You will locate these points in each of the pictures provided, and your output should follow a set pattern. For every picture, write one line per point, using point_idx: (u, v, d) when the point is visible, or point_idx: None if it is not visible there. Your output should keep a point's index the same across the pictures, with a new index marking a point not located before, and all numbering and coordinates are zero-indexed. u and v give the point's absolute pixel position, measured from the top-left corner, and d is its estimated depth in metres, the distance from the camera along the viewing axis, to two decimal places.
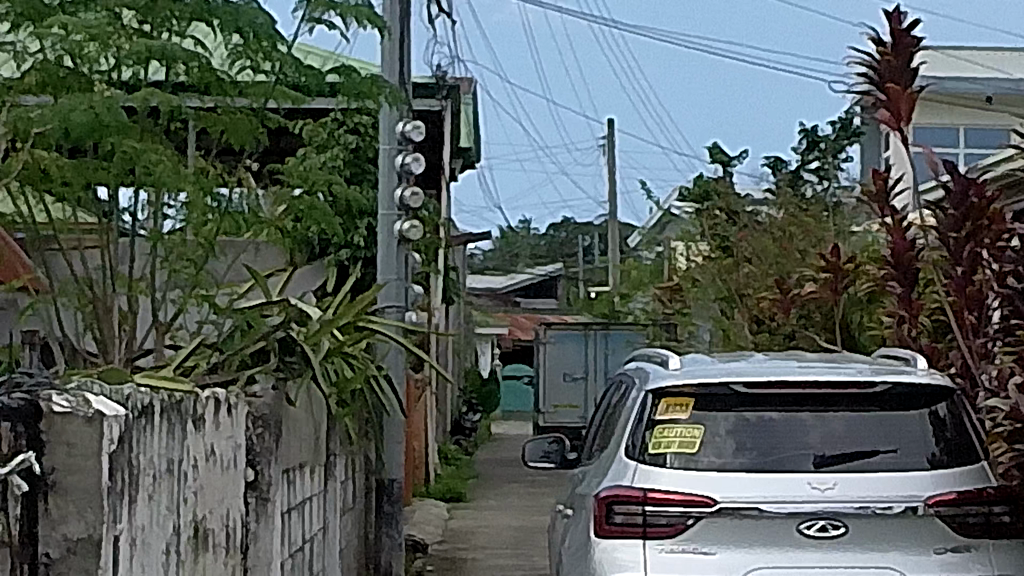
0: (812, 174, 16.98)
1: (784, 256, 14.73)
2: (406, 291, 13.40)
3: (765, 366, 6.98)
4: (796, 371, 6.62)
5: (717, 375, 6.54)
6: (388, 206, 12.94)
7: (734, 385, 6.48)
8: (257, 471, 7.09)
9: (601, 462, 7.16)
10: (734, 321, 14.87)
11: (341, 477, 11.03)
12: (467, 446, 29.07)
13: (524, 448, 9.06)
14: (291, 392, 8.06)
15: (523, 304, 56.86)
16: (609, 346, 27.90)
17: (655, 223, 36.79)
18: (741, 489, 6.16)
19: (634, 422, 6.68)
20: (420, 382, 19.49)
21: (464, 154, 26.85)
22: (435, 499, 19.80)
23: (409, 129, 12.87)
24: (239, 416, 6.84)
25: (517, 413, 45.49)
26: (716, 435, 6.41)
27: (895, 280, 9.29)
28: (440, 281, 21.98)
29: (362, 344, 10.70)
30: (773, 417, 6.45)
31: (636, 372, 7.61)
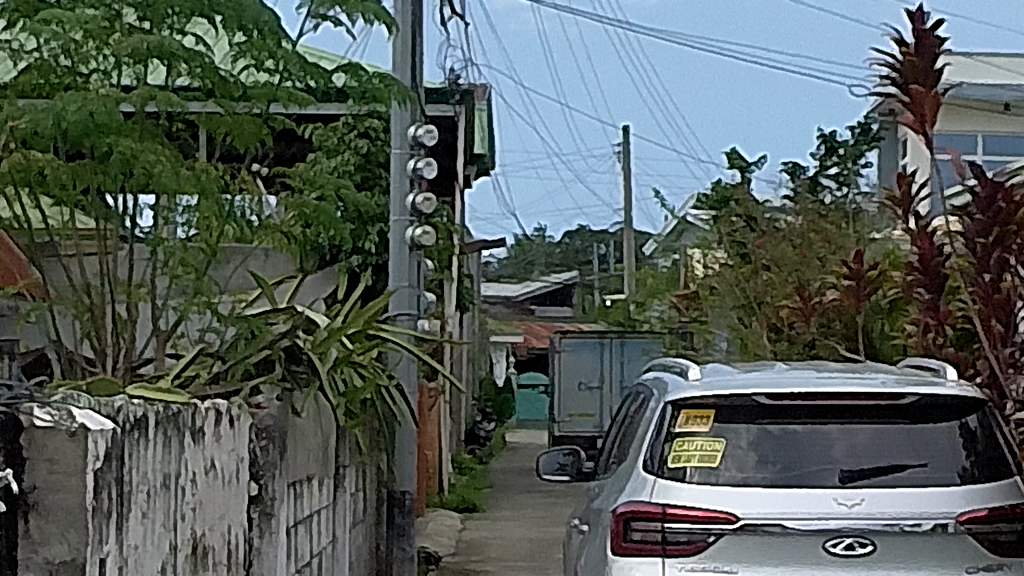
0: (832, 179, 16.71)
1: (804, 262, 14.46)
2: (419, 299, 13.14)
3: (788, 375, 6.71)
4: (820, 381, 6.34)
5: (740, 385, 6.25)
6: (400, 212, 12.72)
7: (757, 396, 6.20)
8: (261, 486, 6.81)
9: (618, 476, 6.90)
10: (753, 328, 14.60)
11: (351, 489, 10.78)
12: (481, 455, 28.80)
13: (538, 459, 8.79)
14: (298, 402, 7.79)
15: (538, 311, 56.57)
16: (626, 354, 27.47)
17: (671, 231, 36.54)
18: (764, 505, 5.89)
19: (653, 435, 6.41)
20: (433, 392, 19.22)
21: (478, 161, 26.63)
22: (449, 509, 19.55)
23: (421, 133, 12.59)
24: (242, 427, 6.57)
25: (533, 422, 45.24)
26: (738, 447, 6.14)
27: (922, 288, 9.02)
28: (455, 289, 21.74)
29: (372, 352, 10.44)
30: (797, 430, 6.18)
31: (654, 382, 7.35)
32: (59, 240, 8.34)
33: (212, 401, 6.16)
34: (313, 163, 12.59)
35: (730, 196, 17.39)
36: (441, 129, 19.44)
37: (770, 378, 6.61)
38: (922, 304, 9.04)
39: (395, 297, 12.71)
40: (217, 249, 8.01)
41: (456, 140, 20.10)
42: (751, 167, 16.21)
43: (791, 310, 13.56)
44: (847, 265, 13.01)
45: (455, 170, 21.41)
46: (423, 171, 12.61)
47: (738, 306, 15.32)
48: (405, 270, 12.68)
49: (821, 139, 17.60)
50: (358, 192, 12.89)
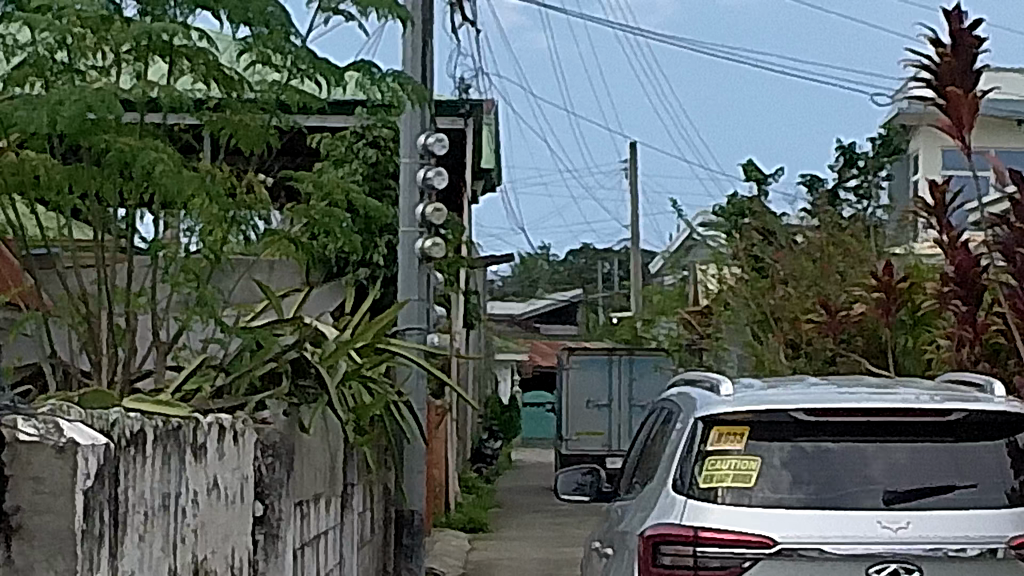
0: (852, 192, 16.35)
1: (824, 277, 14.07)
2: (428, 312, 12.77)
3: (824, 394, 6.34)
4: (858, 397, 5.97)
5: (775, 400, 5.89)
6: (410, 223, 12.37)
7: (793, 412, 5.82)
8: (266, 506, 6.42)
9: (644, 497, 6.52)
10: (769, 344, 14.20)
11: (359, 508, 10.41)
12: (488, 474, 28.40)
13: (557, 477, 8.40)
14: (304, 418, 7.41)
15: (543, 329, 56.18)
16: (634, 371, 26.97)
17: (680, 247, 36.18)
18: (803, 527, 5.51)
19: (681, 453, 6.03)
20: (440, 409, 18.83)
21: (486, 176, 26.30)
22: (457, 529, 19.18)
23: (432, 142, 12.20)
24: (247, 443, 6.20)
25: (537, 441, 44.89)
26: (773, 467, 5.76)
27: (958, 299, 8.69)
28: (462, 304, 21.39)
29: (381, 367, 10.08)
30: (834, 448, 5.80)
31: (681, 399, 6.98)
32: (56, 247, 7.98)
33: (215, 416, 5.78)
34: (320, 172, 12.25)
35: (745, 209, 17.00)
36: (450, 141, 19.09)
37: (804, 395, 6.24)
38: (958, 316, 8.70)
39: (404, 310, 12.34)
40: (222, 258, 7.63)
41: (464, 152, 19.74)
42: (768, 179, 15.83)
43: (815, 324, 13.17)
44: (873, 278, 12.62)
45: (463, 183, 21.05)
46: (433, 181, 12.25)
47: (753, 321, 14.93)
48: (415, 283, 12.33)
49: (840, 150, 17.22)
50: (367, 199, 12.54)
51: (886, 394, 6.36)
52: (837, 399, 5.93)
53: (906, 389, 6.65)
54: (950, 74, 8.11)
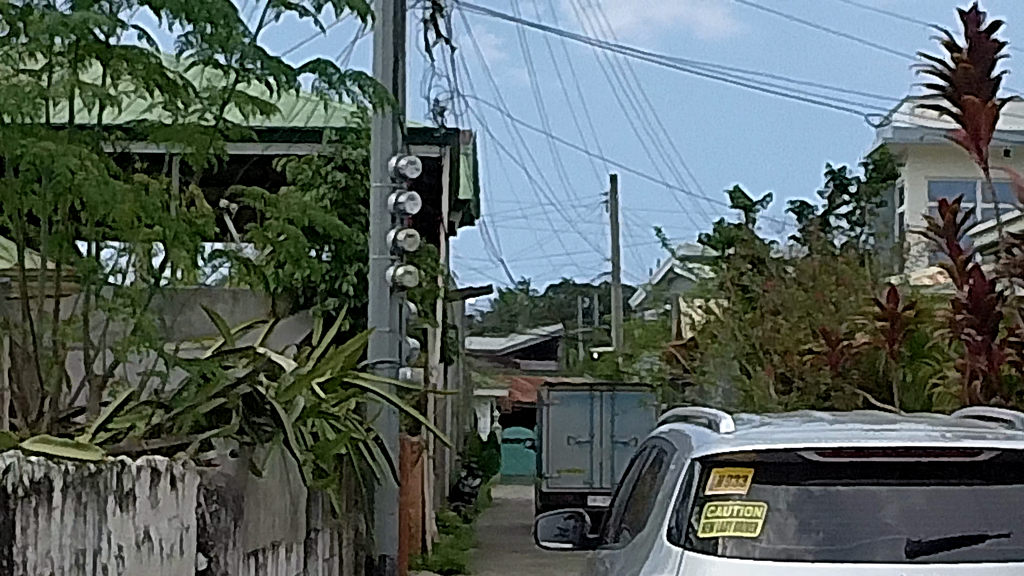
0: (844, 218, 15.67)
1: (817, 306, 13.39)
2: (401, 345, 12.08)
3: (837, 432, 5.68)
4: (873, 436, 5.30)
5: (783, 439, 5.22)
6: (381, 249, 11.70)
7: (803, 451, 5.16)
8: (210, 559, 5.72)
9: (637, 546, 5.84)
10: (758, 377, 13.52)
11: (324, 554, 9.69)
12: (466, 512, 27.68)
13: (537, 522, 7.72)
14: (257, 459, 6.71)
15: (524, 365, 55.43)
16: (616, 410, 26.20)
17: (664, 280, 35.50)
18: None
19: (677, 498, 5.34)
20: (417, 447, 18.13)
21: (463, 208, 25.61)
22: (433, 570, 18.45)
23: (403, 164, 11.54)
24: (189, 488, 5.50)
25: (517, 480, 44.11)
26: (780, 512, 5.06)
27: (971, 328, 8.02)
28: (438, 335, 20.68)
29: (348, 402, 9.40)
30: (845, 494, 5.11)
31: (676, 436, 6.29)
32: None
33: (149, 458, 5.09)
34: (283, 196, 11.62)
35: (731, 237, 16.36)
36: (424, 170, 18.45)
37: (811, 434, 5.56)
38: (971, 346, 8.03)
39: (374, 342, 11.67)
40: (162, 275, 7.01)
41: (439, 181, 19.11)
42: (757, 205, 15.17)
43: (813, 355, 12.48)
44: (874, 306, 11.94)
45: (438, 211, 20.42)
46: (405, 206, 11.57)
47: (740, 354, 14.25)
48: (386, 314, 11.67)
49: (831, 176, 16.58)
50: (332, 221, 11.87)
51: (899, 431, 5.68)
52: (851, 438, 5.27)
53: (921, 427, 5.97)
54: (967, 80, 7.61)
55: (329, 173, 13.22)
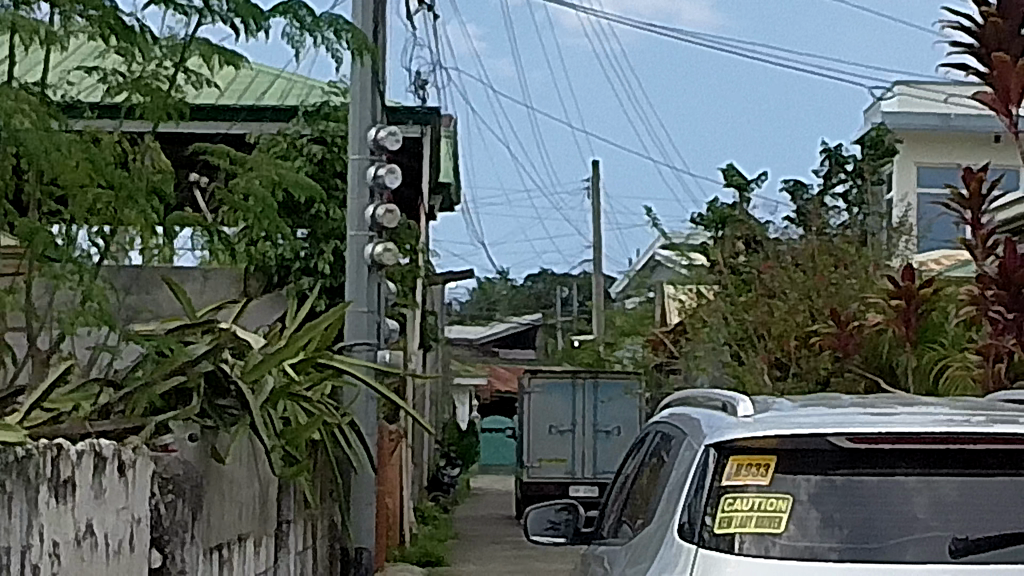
0: (841, 198, 15.05)
1: (817, 288, 12.76)
2: (379, 327, 11.49)
3: (865, 414, 5.10)
4: (905, 420, 4.75)
5: (808, 425, 4.63)
6: (359, 225, 11.13)
7: (832, 437, 4.58)
8: (166, 555, 5.11)
9: (642, 540, 5.26)
10: (753, 364, 12.91)
11: (295, 549, 9.09)
12: (445, 503, 27.04)
13: (526, 514, 7.13)
14: (219, 444, 6.10)
15: (504, 355, 54.78)
16: (599, 398, 25.49)
17: (648, 265, 34.84)
18: None
19: (689, 489, 4.73)
20: (395, 436, 17.50)
21: (444, 192, 24.95)
22: (412, 563, 17.84)
23: (384, 136, 10.97)
24: (141, 476, 4.89)
25: (497, 470, 43.45)
26: (803, 507, 4.49)
27: (1000, 305, 7.66)
28: (419, 321, 20.04)
29: (321, 387, 8.79)
30: (870, 484, 4.56)
31: (683, 420, 5.71)
32: None
33: (93, 439, 4.48)
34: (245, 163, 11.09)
35: (724, 217, 15.73)
36: (403, 149, 17.84)
37: (833, 418, 4.97)
38: (1001, 324, 7.67)
39: (351, 323, 11.06)
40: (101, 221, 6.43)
41: (419, 161, 18.48)
42: (751, 184, 14.55)
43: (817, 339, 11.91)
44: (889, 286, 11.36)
45: (418, 192, 19.81)
46: (385, 178, 10.99)
47: (732, 339, 13.64)
48: (364, 293, 11.07)
49: (826, 153, 15.95)
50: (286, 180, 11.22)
51: (931, 414, 5.11)
52: (876, 421, 4.71)
53: (946, 409, 5.38)
54: (998, 40, 7.40)
55: (304, 147, 12.65)
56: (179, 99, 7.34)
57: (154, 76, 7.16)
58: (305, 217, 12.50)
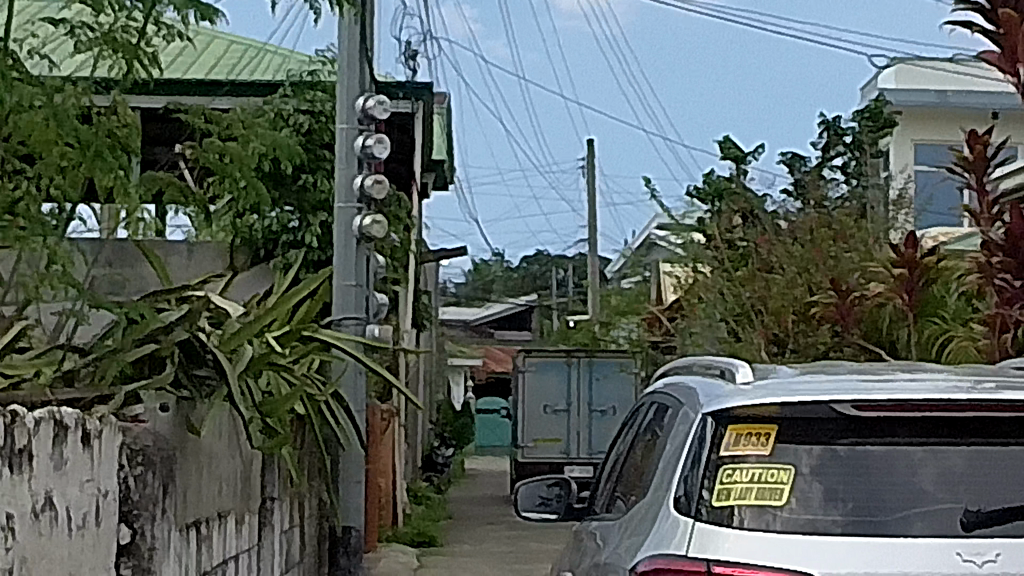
0: (840, 170, 14.83)
1: (816, 261, 12.51)
2: (369, 299, 11.23)
3: (867, 379, 4.89)
4: (909, 386, 4.69)
5: (808, 393, 4.59)
6: (347, 198, 10.86)
7: (836, 405, 4.53)
8: (135, 532, 4.86)
9: (635, 514, 5.05)
10: (751, 341, 12.68)
11: (282, 528, 8.86)
12: (439, 483, 26.84)
13: (515, 490, 6.86)
14: (196, 416, 5.83)
15: (498, 335, 54.46)
16: (595, 376, 25.28)
17: (643, 243, 34.57)
18: (845, 560, 4.19)
19: (687, 459, 4.69)
20: (387, 414, 17.30)
21: (438, 169, 24.70)
22: (405, 543, 17.65)
23: (372, 104, 10.71)
24: (108, 446, 4.64)
25: (491, 452, 43.16)
26: (805, 478, 4.45)
27: (1007, 273, 7.44)
28: (412, 298, 19.81)
29: (307, 360, 8.53)
30: (872, 455, 4.49)
31: (680, 390, 5.48)
32: None
33: (53, 408, 4.22)
34: (228, 128, 10.83)
35: (721, 190, 15.48)
36: (395, 124, 17.59)
37: (832, 383, 4.78)
38: (1009, 292, 7.45)
39: (339, 297, 10.79)
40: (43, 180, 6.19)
41: (412, 137, 18.24)
42: (749, 157, 14.32)
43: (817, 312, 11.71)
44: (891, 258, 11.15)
45: (412, 168, 19.58)
46: (373, 148, 10.74)
47: (728, 315, 13.40)
48: (352, 266, 10.84)
49: (825, 125, 15.70)
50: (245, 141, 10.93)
51: (934, 379, 4.92)
52: (876, 388, 4.65)
53: (946, 375, 5.17)
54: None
55: (291, 116, 12.63)
56: (151, 55, 7.23)
57: (126, 30, 7.02)
58: (292, 188, 12.51)
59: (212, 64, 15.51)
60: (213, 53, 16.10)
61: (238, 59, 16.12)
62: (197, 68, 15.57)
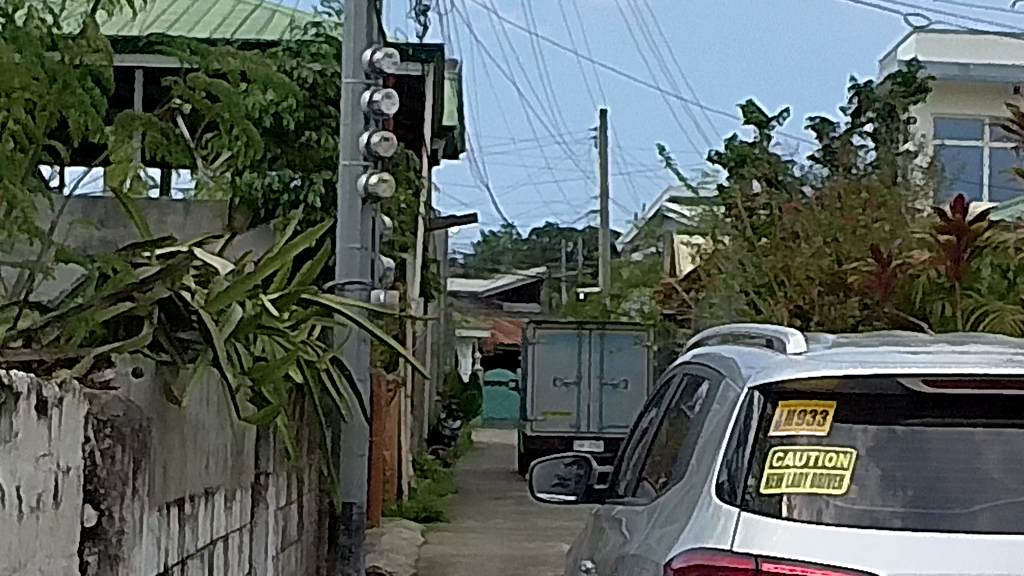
0: (868, 136, 14.24)
1: (844, 230, 11.90)
2: (375, 263, 10.68)
3: (922, 352, 4.36)
4: (972, 360, 4.16)
5: (865, 367, 4.04)
6: (352, 154, 10.29)
7: (903, 379, 4.00)
8: (101, 517, 4.29)
9: (666, 501, 4.49)
10: (773, 313, 12.06)
11: (277, 505, 8.29)
12: (446, 456, 26.26)
13: (533, 471, 6.33)
14: (175, 384, 5.28)
15: (507, 308, 53.85)
16: (606, 348, 24.60)
17: (657, 214, 33.96)
18: (913, 560, 3.66)
19: (732, 440, 4.12)
20: (393, 384, 16.72)
21: (448, 135, 24.08)
22: (410, 518, 17.09)
23: (380, 57, 10.17)
24: (72, 418, 4.06)
25: (499, 427, 42.54)
26: (863, 463, 3.91)
27: None
28: (420, 267, 19.22)
29: (306, 328, 7.96)
30: (936, 437, 3.97)
31: (717, 363, 4.91)
32: None
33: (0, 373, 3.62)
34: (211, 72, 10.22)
35: (743, 156, 14.85)
36: (405, 88, 16.99)
37: (890, 354, 4.23)
38: None
39: (343, 261, 10.20)
40: None
41: (421, 102, 17.64)
42: (774, 120, 13.73)
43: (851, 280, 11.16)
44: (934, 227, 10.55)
45: (421, 133, 18.99)
46: (381, 104, 10.18)
47: (750, 285, 12.77)
48: (357, 229, 10.25)
49: (854, 90, 15.10)
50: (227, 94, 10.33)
51: (996, 352, 4.42)
52: (942, 361, 4.12)
53: (1004, 349, 4.60)
54: None
55: (296, 70, 12.27)
56: None
57: None
58: (294, 145, 12.21)
59: (217, 29, 14.98)
60: (219, 16, 15.55)
61: (243, 18, 15.55)
62: (200, 31, 15.05)
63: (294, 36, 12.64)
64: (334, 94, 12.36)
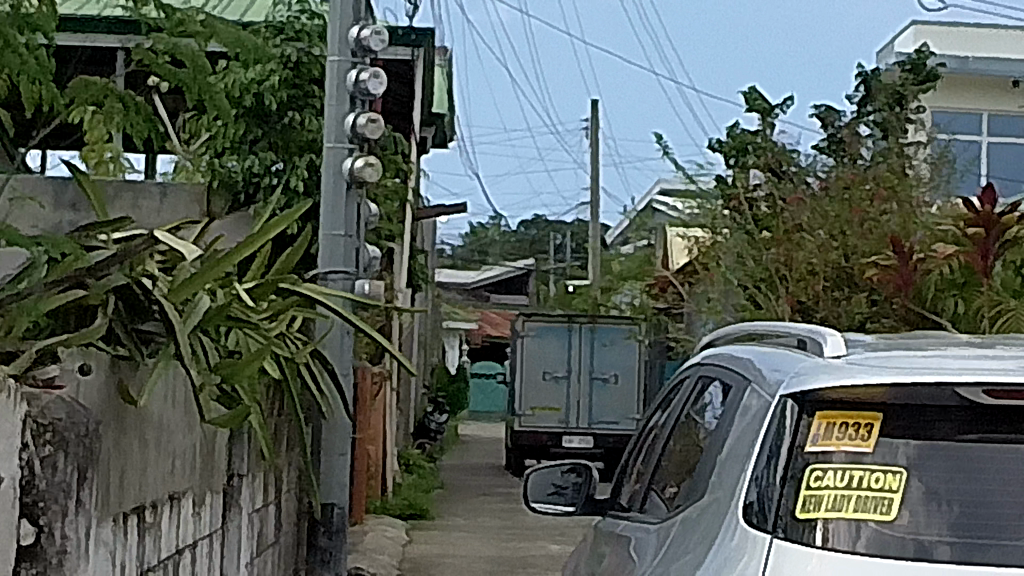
0: (875, 126, 13.71)
1: (852, 222, 11.37)
2: (359, 251, 10.14)
3: (968, 354, 3.86)
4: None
5: (915, 373, 3.53)
6: (337, 137, 9.77)
7: (960, 389, 3.50)
8: (40, 532, 3.76)
9: (683, 520, 3.96)
10: (775, 310, 11.54)
11: (252, 508, 7.76)
12: (432, 451, 25.73)
13: (528, 479, 5.82)
14: (131, 382, 4.76)
15: (495, 300, 53.31)
16: (598, 341, 24.07)
17: (649, 205, 33.39)
18: None
19: (761, 454, 3.60)
20: (378, 377, 16.18)
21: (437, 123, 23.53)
22: (394, 515, 16.57)
23: (368, 34, 9.66)
24: (7, 420, 3.54)
25: (485, 419, 41.96)
26: (912, 484, 3.41)
27: None
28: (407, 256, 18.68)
29: (286, 319, 7.43)
30: (989, 454, 3.48)
31: (738, 362, 4.39)
32: None
33: None
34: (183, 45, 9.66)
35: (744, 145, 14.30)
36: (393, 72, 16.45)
37: (936, 358, 3.72)
38: None
39: (327, 249, 9.65)
40: None
41: (409, 88, 17.11)
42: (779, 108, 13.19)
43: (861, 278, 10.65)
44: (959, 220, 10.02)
45: (410, 119, 18.44)
46: (368, 83, 9.66)
47: (749, 279, 12.25)
48: (341, 216, 9.70)
49: (862, 78, 14.55)
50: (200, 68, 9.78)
51: None
52: (997, 367, 3.63)
53: None
54: None
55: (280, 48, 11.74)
56: None
57: None
58: (276, 126, 11.71)
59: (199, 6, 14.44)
60: None
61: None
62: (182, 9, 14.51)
63: (278, 14, 12.09)
64: (318, 73, 11.86)
